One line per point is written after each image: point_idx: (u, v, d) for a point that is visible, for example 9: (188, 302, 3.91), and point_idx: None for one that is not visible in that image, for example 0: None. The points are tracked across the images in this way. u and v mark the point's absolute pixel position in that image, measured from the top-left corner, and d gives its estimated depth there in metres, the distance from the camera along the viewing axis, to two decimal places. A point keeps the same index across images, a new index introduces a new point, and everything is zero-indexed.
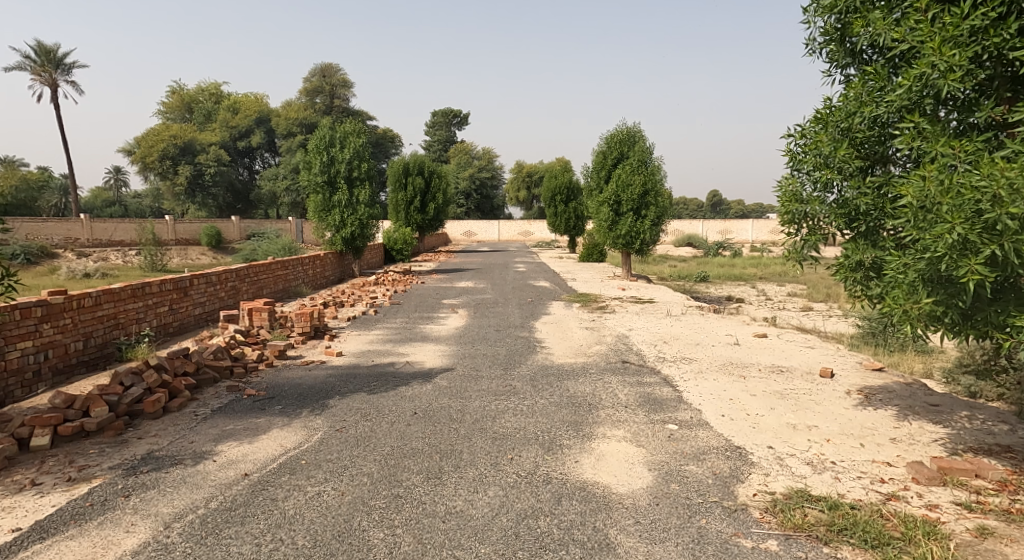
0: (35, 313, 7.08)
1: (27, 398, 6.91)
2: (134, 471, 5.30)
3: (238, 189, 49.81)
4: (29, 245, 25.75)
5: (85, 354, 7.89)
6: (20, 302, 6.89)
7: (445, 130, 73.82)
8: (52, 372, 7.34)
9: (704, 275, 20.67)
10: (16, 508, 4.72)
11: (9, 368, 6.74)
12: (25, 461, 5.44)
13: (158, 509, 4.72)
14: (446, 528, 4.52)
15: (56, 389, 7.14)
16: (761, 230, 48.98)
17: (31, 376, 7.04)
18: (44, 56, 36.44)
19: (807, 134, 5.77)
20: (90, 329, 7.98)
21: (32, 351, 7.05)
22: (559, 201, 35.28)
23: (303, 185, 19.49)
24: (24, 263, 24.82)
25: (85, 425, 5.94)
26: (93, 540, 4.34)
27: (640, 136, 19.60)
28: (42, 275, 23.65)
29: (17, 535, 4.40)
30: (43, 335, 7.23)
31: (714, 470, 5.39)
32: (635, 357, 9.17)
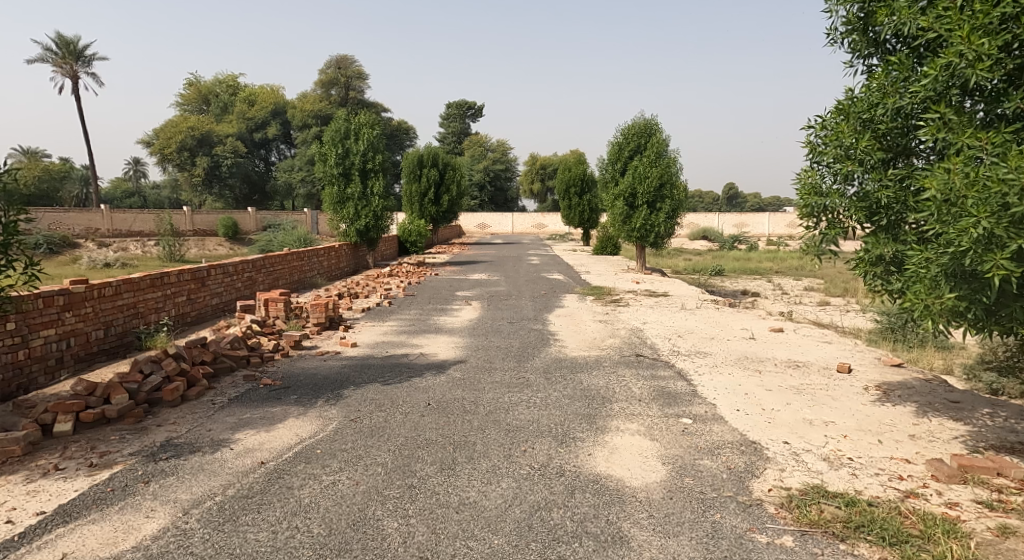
0: (58, 302, 7.17)
1: (51, 385, 7.01)
2: (154, 457, 5.36)
3: (255, 180, 50.12)
4: (51, 235, 26.22)
5: (106, 342, 7.98)
6: (43, 290, 6.97)
7: (459, 122, 73.49)
8: (74, 359, 7.43)
9: (720, 269, 20.45)
10: (41, 492, 4.79)
11: (33, 356, 6.84)
12: (48, 446, 5.53)
13: (177, 496, 4.76)
14: (459, 518, 4.53)
15: (79, 376, 7.24)
16: (778, 225, 48.62)
17: (54, 363, 7.13)
18: (65, 49, 36.74)
19: (827, 125, 5.66)
20: (111, 318, 8.08)
21: (54, 339, 7.14)
22: (572, 193, 35.11)
23: (319, 177, 19.57)
24: (46, 253, 25.26)
25: (106, 411, 6.01)
26: (115, 525, 4.39)
27: (657, 127, 19.35)
28: (65, 264, 24.11)
29: (42, 518, 4.46)
30: (66, 323, 7.32)
31: (728, 465, 5.35)
32: (649, 350, 9.12)
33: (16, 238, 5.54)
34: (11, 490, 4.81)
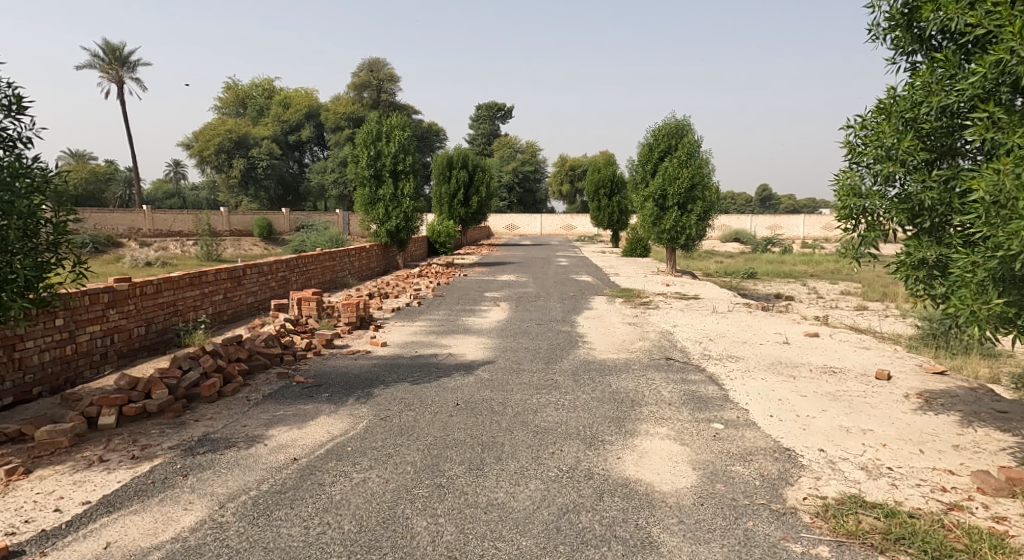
0: (103, 299, 7.33)
1: (95, 379, 7.16)
2: (192, 451, 5.44)
3: (290, 181, 50.94)
4: (96, 235, 26.98)
5: (147, 339, 8.13)
6: (89, 287, 7.13)
7: (489, 126, 73.61)
8: (117, 355, 7.59)
9: (752, 272, 20.12)
10: (86, 482, 4.89)
11: (79, 350, 7.00)
12: (93, 439, 5.64)
13: (214, 489, 4.82)
14: (488, 519, 4.50)
15: (121, 371, 7.39)
16: (813, 227, 47.68)
17: (98, 358, 7.29)
18: (111, 55, 37.66)
19: (868, 124, 5.51)
20: (152, 315, 8.24)
21: (99, 335, 7.30)
22: (602, 195, 34.92)
23: (351, 178, 19.79)
24: (92, 252, 25.99)
25: (147, 406, 6.12)
26: (155, 516, 4.46)
27: (688, 127, 19.13)
28: (108, 263, 24.73)
29: (87, 507, 4.55)
30: (110, 320, 7.48)
31: (762, 472, 5.24)
32: (680, 354, 9.00)
33: (66, 238, 5.68)
34: (58, 480, 4.91)
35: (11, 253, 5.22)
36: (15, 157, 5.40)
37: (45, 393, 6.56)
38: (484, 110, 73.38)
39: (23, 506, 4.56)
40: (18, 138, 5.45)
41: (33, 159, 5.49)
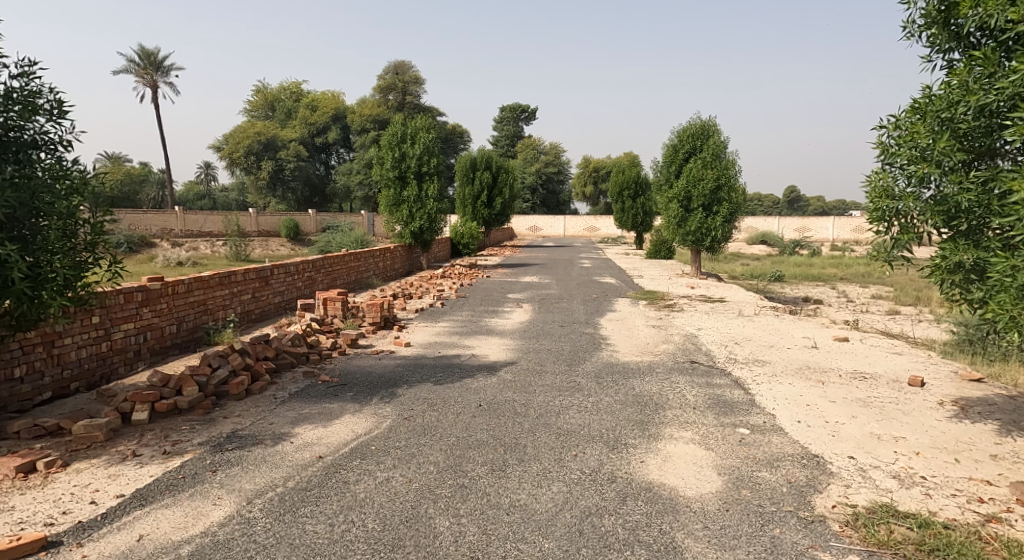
0: (136, 297, 7.46)
1: (129, 375, 7.27)
2: (221, 447, 5.49)
3: (316, 183, 51.50)
4: (131, 235, 27.57)
5: (178, 337, 8.25)
6: (124, 286, 7.26)
7: (512, 126, 73.63)
8: (150, 352, 7.70)
9: (779, 275, 19.83)
10: (120, 475, 4.97)
11: (114, 347, 7.11)
12: (127, 433, 5.72)
13: (242, 485, 4.86)
14: (510, 521, 4.47)
15: (154, 367, 7.49)
16: (844, 228, 46.78)
17: (132, 355, 7.40)
18: (147, 60, 38.44)
19: (902, 124, 5.39)
20: (183, 314, 8.35)
21: (133, 332, 7.42)
22: (626, 196, 34.71)
23: (375, 180, 19.95)
24: (126, 252, 26.57)
25: (178, 402, 6.20)
26: (185, 511, 4.50)
27: (714, 128, 18.91)
28: (142, 262, 25.23)
29: (121, 500, 4.62)
30: (143, 318, 7.60)
31: (789, 478, 5.14)
32: (704, 357, 8.90)
33: (103, 238, 5.77)
34: (94, 473, 4.99)
35: (52, 253, 5.29)
36: (56, 160, 5.52)
37: (82, 389, 6.68)
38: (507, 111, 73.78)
39: (61, 498, 4.63)
40: (58, 141, 5.58)
41: (73, 162, 5.62)
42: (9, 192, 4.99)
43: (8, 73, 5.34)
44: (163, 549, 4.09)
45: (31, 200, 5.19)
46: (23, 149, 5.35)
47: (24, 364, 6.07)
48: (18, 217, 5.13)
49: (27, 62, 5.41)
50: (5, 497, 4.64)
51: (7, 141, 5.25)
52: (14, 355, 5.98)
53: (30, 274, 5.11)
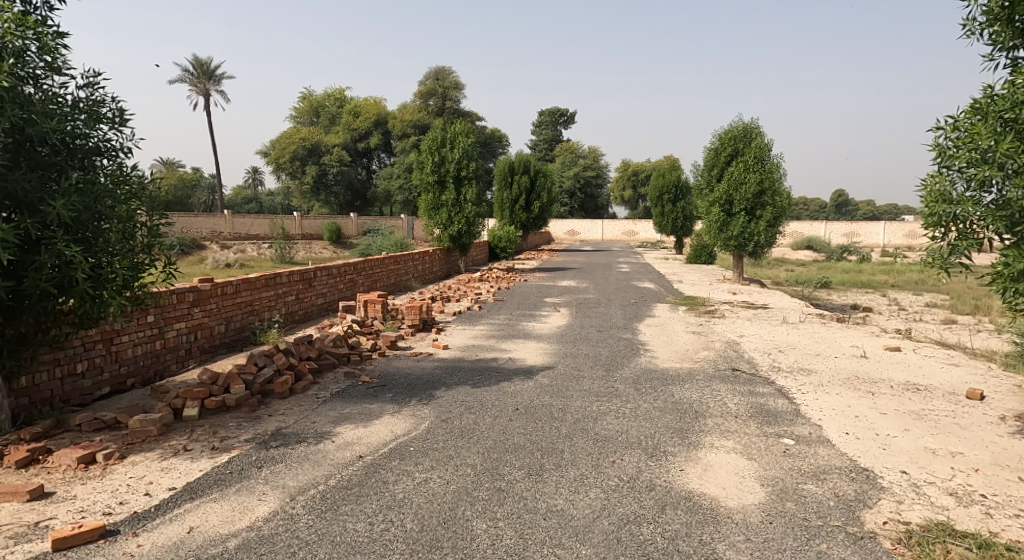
0: (188, 297, 7.63)
1: (180, 373, 7.43)
2: (266, 444, 5.55)
3: (357, 187, 52.28)
4: (183, 238, 28.38)
5: (226, 336, 8.40)
6: (177, 287, 7.43)
7: (551, 130, 73.59)
8: (200, 351, 7.86)
9: (826, 282, 19.32)
10: (172, 469, 5.06)
11: (166, 345, 7.28)
12: (178, 429, 5.84)
13: (286, 482, 4.90)
14: (547, 525, 4.40)
15: (204, 365, 7.64)
16: (896, 234, 45.42)
17: (184, 353, 7.57)
18: (201, 69, 39.60)
19: (960, 126, 5.16)
20: (231, 314, 8.51)
21: (185, 331, 7.59)
22: (666, 200, 34.30)
23: (416, 184, 20.13)
24: (178, 253, 27.40)
25: (226, 399, 6.30)
26: (232, 505, 4.56)
27: (757, 131, 18.53)
28: (192, 264, 25.95)
29: (173, 493, 4.70)
30: (194, 317, 7.77)
31: (837, 492, 4.95)
32: (747, 365, 8.68)
33: (158, 240, 5.95)
34: (148, 466, 5.09)
35: (113, 253, 5.46)
36: (117, 166, 5.67)
37: (137, 385, 6.85)
38: (547, 114, 73.76)
39: (118, 489, 4.73)
40: (119, 148, 5.72)
41: (132, 168, 5.77)
42: (76, 197, 5.11)
43: (75, 83, 5.47)
44: (212, 541, 4.14)
45: (96, 205, 5.32)
46: (88, 156, 5.49)
47: (85, 360, 6.24)
48: (83, 221, 5.26)
49: (92, 73, 5.56)
50: (67, 486, 4.76)
51: (73, 149, 5.37)
52: (75, 351, 6.15)
53: (92, 275, 5.27)
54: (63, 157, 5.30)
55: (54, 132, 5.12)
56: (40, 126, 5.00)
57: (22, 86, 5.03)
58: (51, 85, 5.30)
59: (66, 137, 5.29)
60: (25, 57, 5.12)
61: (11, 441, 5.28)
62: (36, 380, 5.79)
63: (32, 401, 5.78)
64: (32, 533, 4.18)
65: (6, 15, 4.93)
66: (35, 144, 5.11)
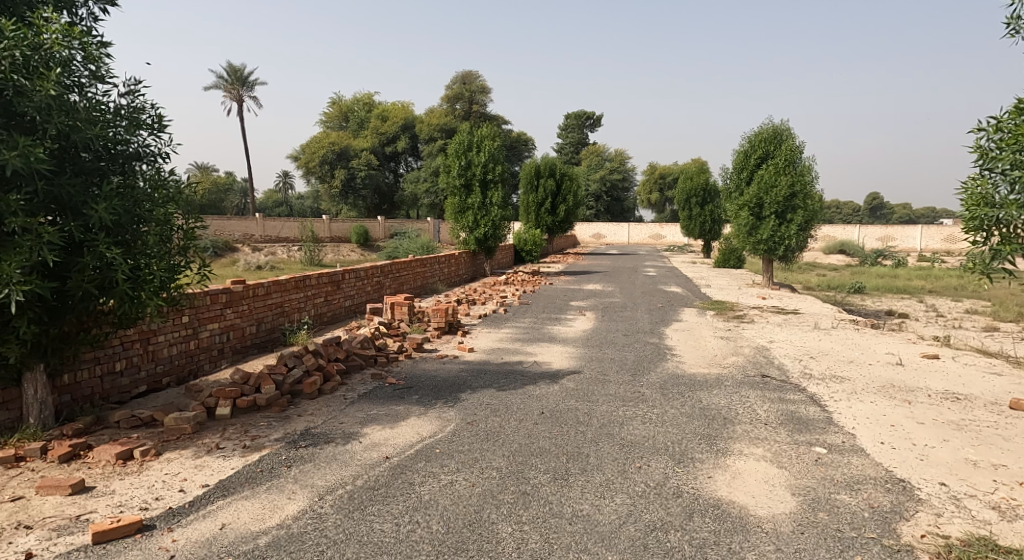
0: (221, 299, 7.72)
1: (213, 373, 7.52)
2: (295, 444, 5.58)
3: (385, 191, 52.71)
4: (216, 241, 28.86)
5: (258, 337, 8.49)
6: (210, 288, 7.53)
7: (577, 133, 73.41)
8: (232, 351, 7.94)
9: (859, 287, 18.93)
10: (205, 466, 5.10)
11: (200, 346, 7.37)
12: (211, 427, 5.89)
13: (315, 481, 4.91)
14: (572, 530, 4.34)
15: (236, 365, 7.73)
16: (933, 238, 44.53)
17: (216, 353, 7.66)
18: (235, 76, 40.27)
19: (1004, 127, 4.98)
20: (262, 316, 8.59)
21: (218, 332, 7.68)
22: (694, 203, 33.97)
23: (442, 188, 20.22)
24: (212, 256, 27.86)
25: (257, 399, 6.35)
26: (263, 503, 4.58)
27: (788, 133, 18.23)
28: (225, 266, 26.36)
29: (206, 490, 4.74)
30: (227, 318, 7.86)
31: (871, 503, 4.81)
32: (777, 371, 8.51)
33: (194, 243, 6.02)
34: (182, 463, 5.15)
35: (150, 256, 5.54)
36: (156, 171, 5.74)
37: (172, 384, 6.94)
38: (573, 118, 73.62)
39: (154, 485, 4.79)
40: (158, 153, 5.79)
41: (170, 173, 5.83)
42: (116, 201, 5.21)
43: (117, 91, 5.57)
44: (243, 538, 4.16)
45: (134, 209, 5.41)
46: (128, 161, 5.58)
47: (123, 359, 6.34)
48: (123, 224, 5.35)
49: (133, 81, 5.65)
50: (106, 481, 4.83)
51: (114, 154, 5.48)
52: (115, 350, 6.26)
53: (132, 276, 5.34)
54: (105, 162, 5.41)
55: (97, 138, 5.23)
56: (84, 133, 5.12)
57: (67, 94, 5.12)
58: (94, 93, 5.39)
59: (108, 143, 5.39)
60: (71, 66, 5.21)
61: (54, 437, 5.38)
62: (77, 378, 5.91)
63: (74, 398, 5.90)
64: (74, 526, 4.25)
65: (55, 27, 4.95)
66: (79, 150, 5.22)
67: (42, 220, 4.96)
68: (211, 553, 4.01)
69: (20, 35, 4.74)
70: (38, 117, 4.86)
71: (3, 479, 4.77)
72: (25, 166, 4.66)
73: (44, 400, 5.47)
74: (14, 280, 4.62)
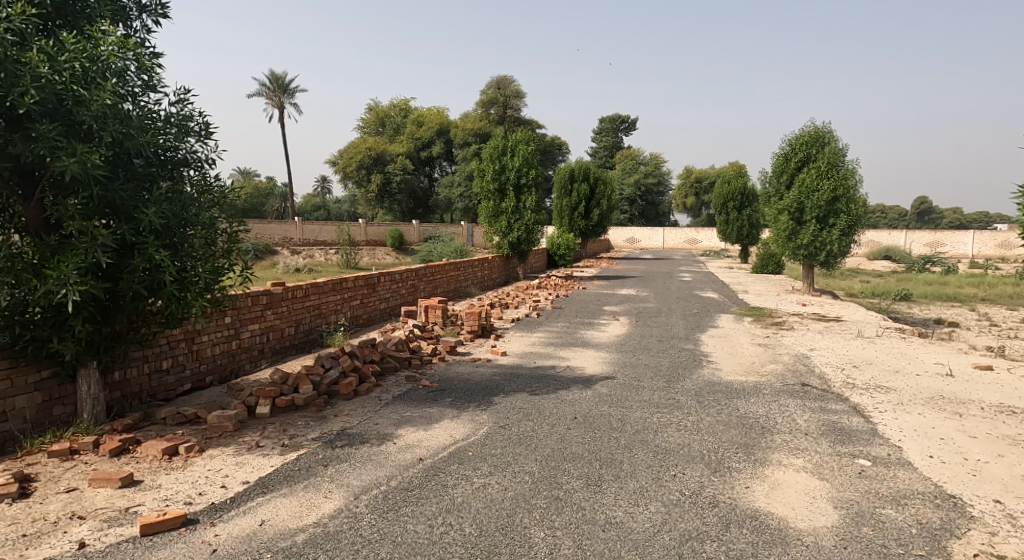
0: (262, 300, 7.81)
1: (253, 372, 7.61)
2: (332, 444, 5.60)
3: (419, 195, 53.13)
4: (256, 244, 29.43)
5: (296, 338, 8.57)
6: (251, 290, 7.62)
7: (612, 137, 72.98)
8: (272, 351, 8.03)
9: (904, 294, 18.36)
10: (246, 464, 5.14)
11: (242, 346, 7.47)
12: (252, 426, 5.95)
13: (350, 481, 4.91)
14: (606, 538, 4.25)
15: (275, 365, 7.81)
16: (986, 244, 42.70)
17: (257, 353, 7.75)
18: (276, 83, 40.97)
19: None
20: (301, 317, 8.67)
21: (258, 332, 7.77)
22: (731, 208, 33.44)
23: (476, 192, 20.27)
24: (252, 258, 28.42)
25: (295, 399, 6.39)
26: (300, 501, 4.59)
27: (830, 136, 17.76)
28: (265, 268, 26.84)
29: (246, 487, 4.77)
30: (267, 319, 7.95)
31: (919, 519, 4.62)
32: (817, 380, 8.26)
33: (237, 246, 6.09)
34: (224, 459, 5.20)
35: (196, 258, 5.62)
36: (203, 176, 5.83)
37: (215, 383, 7.05)
38: (608, 122, 73.22)
39: (198, 480, 4.84)
40: (205, 159, 5.89)
41: (216, 178, 5.92)
42: (166, 205, 5.31)
43: (167, 99, 5.67)
44: (281, 535, 4.17)
45: (181, 212, 5.50)
46: (177, 167, 5.67)
47: (169, 358, 6.45)
48: (171, 227, 5.44)
49: (182, 90, 5.75)
50: (153, 475, 4.90)
51: (163, 160, 5.58)
52: (161, 349, 6.37)
53: (179, 278, 5.43)
54: (155, 168, 5.51)
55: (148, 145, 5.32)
56: (137, 140, 5.22)
57: (122, 103, 5.21)
58: (146, 102, 5.49)
59: (158, 150, 5.49)
60: (126, 77, 5.32)
61: (105, 432, 5.48)
62: (126, 376, 6.02)
63: (123, 395, 6.01)
64: (124, 517, 4.31)
65: (111, 39, 5.06)
66: (131, 156, 5.32)
67: (97, 223, 5.06)
68: (251, 548, 4.02)
69: (79, 47, 4.83)
70: (95, 125, 4.94)
71: (57, 471, 4.87)
72: (82, 172, 4.79)
73: (96, 396, 5.57)
74: (71, 280, 4.78)
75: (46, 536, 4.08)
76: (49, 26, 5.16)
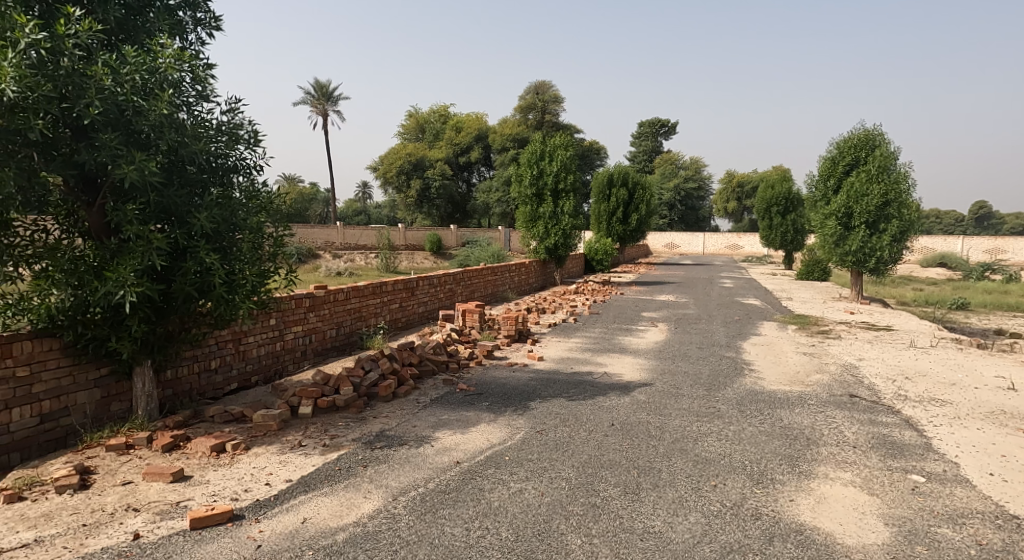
0: (305, 303, 7.88)
1: (296, 373, 7.67)
2: (371, 445, 5.58)
3: (458, 200, 53.44)
4: (300, 248, 29.96)
5: (337, 340, 8.62)
6: (295, 292, 7.69)
7: (652, 141, 72.20)
8: (314, 353, 8.09)
9: (957, 303, 17.65)
10: (288, 462, 5.15)
11: (286, 346, 7.53)
12: (294, 425, 5.98)
13: (389, 482, 4.87)
14: (644, 547, 4.12)
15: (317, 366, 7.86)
16: None
17: (300, 354, 7.81)
18: (320, 92, 41.72)
19: None
20: (342, 320, 8.72)
21: (301, 334, 7.83)
22: (774, 213, 32.72)
23: (514, 197, 20.26)
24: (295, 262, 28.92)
25: (337, 400, 6.40)
26: (340, 500, 4.56)
27: (881, 138, 17.17)
28: (307, 272, 27.30)
29: (288, 485, 4.77)
30: (310, 321, 8.01)
31: (979, 539, 4.36)
32: (866, 391, 7.95)
33: (283, 250, 6.13)
34: (269, 458, 5.22)
35: (244, 262, 5.68)
36: (251, 182, 5.90)
37: (260, 383, 7.12)
38: (648, 127, 72.56)
39: (244, 477, 4.87)
40: (253, 166, 5.95)
41: (263, 184, 5.99)
42: (217, 210, 5.37)
43: (219, 109, 5.74)
44: (322, 533, 4.15)
45: (232, 217, 5.56)
46: (227, 173, 5.74)
47: (218, 358, 6.54)
48: (221, 232, 5.50)
49: (233, 99, 5.82)
50: (202, 471, 4.95)
51: (214, 167, 5.64)
52: (210, 349, 6.45)
53: (227, 281, 5.49)
54: (207, 175, 5.58)
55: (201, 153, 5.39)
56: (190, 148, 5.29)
57: (178, 112, 5.28)
58: (199, 111, 5.56)
59: (210, 157, 5.56)
60: (181, 87, 5.39)
61: (158, 428, 5.57)
62: (178, 374, 6.12)
63: (175, 392, 6.11)
64: (174, 511, 4.34)
65: (168, 52, 5.10)
66: (185, 163, 5.39)
67: (153, 228, 5.15)
68: (294, 545, 4.01)
69: (139, 60, 4.90)
70: (153, 135, 5.01)
71: (114, 464, 4.95)
72: (141, 180, 4.87)
73: (150, 393, 5.65)
74: (128, 281, 4.85)
75: (103, 526, 4.14)
76: (112, 41, 5.28)
